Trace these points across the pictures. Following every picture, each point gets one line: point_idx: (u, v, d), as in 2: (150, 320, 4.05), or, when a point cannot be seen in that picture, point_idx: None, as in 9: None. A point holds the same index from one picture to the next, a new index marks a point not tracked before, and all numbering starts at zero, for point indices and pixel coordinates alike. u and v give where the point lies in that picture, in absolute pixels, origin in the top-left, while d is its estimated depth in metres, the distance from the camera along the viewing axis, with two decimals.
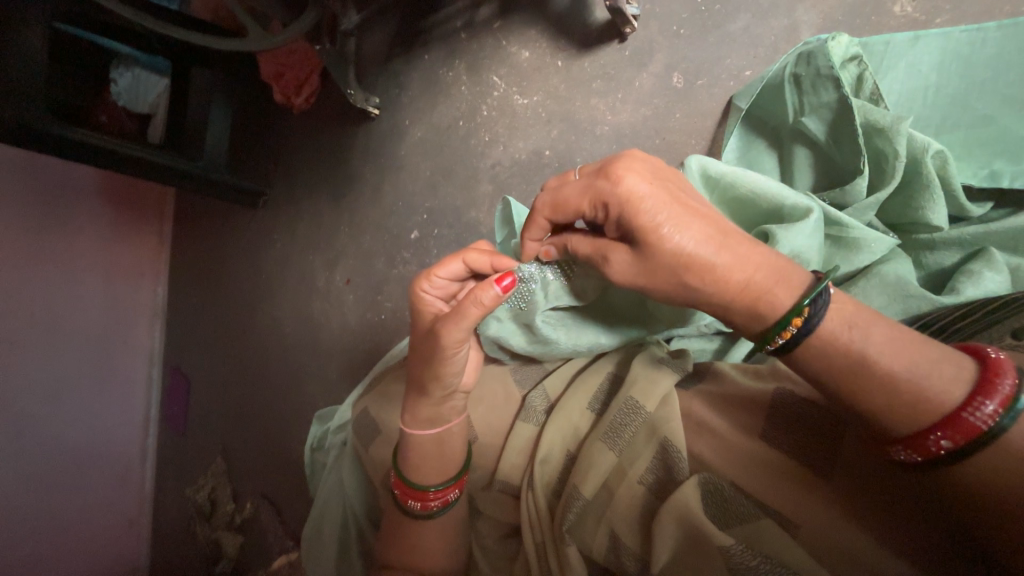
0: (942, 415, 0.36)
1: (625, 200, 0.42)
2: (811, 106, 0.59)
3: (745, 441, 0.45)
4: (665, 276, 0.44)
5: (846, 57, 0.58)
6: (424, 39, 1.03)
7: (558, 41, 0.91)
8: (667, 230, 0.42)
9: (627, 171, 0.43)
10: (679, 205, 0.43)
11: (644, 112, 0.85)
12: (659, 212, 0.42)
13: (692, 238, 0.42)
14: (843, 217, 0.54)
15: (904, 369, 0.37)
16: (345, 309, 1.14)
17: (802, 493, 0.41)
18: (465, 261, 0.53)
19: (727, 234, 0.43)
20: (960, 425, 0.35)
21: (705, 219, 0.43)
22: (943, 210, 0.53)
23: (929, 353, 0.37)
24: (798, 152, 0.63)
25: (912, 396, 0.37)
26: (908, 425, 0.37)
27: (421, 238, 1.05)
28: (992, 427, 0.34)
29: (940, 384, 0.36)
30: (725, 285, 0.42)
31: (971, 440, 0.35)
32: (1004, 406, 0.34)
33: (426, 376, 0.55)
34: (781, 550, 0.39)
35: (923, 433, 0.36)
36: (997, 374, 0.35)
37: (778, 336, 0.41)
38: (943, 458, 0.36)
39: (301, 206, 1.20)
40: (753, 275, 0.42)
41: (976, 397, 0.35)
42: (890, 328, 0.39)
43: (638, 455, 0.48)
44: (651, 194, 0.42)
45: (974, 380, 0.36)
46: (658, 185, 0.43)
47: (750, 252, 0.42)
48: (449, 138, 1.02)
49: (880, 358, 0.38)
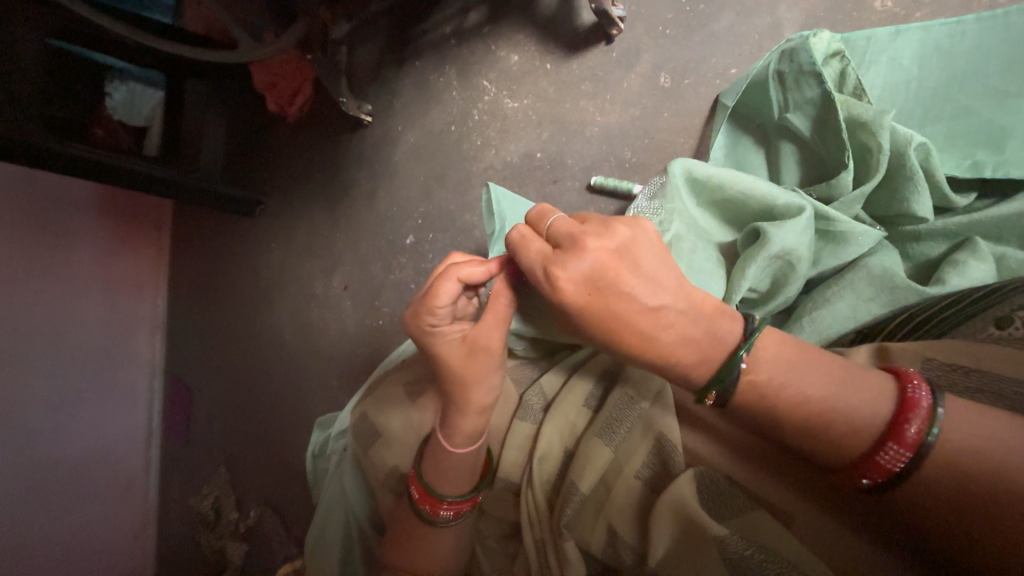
0: (859, 457, 0.38)
1: (560, 303, 0.44)
2: (795, 102, 0.60)
3: (736, 433, 0.46)
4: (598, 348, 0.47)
5: (829, 53, 0.59)
6: (414, 47, 1.04)
7: (547, 44, 0.92)
8: (597, 323, 0.43)
9: (565, 271, 0.43)
10: (619, 298, 0.42)
11: (632, 112, 0.86)
12: (589, 311, 0.43)
13: (623, 329, 0.43)
14: (831, 211, 0.54)
15: (817, 419, 0.40)
16: (343, 315, 1.15)
17: (791, 487, 0.42)
18: (458, 278, 0.53)
19: (663, 330, 0.42)
20: (878, 466, 0.37)
21: (646, 316, 0.42)
22: (928, 200, 0.54)
23: (846, 399, 0.39)
24: (785, 148, 0.63)
25: (832, 441, 0.39)
26: (835, 462, 0.40)
27: (416, 243, 1.06)
28: (904, 467, 0.37)
29: (857, 429, 0.39)
30: (655, 364, 0.44)
31: (887, 478, 0.37)
32: (911, 451, 0.36)
33: (469, 392, 0.55)
34: (775, 540, 0.39)
35: (848, 472, 0.39)
36: (906, 415, 0.37)
37: (705, 396, 0.44)
38: (870, 489, 0.38)
39: (297, 214, 1.21)
40: (686, 362, 0.43)
41: (888, 441, 0.37)
42: (812, 371, 0.41)
43: (634, 451, 0.49)
44: (579, 295, 0.43)
45: (888, 424, 0.38)
46: (599, 281, 0.42)
47: (685, 337, 0.42)
48: (442, 143, 1.03)
49: (797, 412, 0.40)
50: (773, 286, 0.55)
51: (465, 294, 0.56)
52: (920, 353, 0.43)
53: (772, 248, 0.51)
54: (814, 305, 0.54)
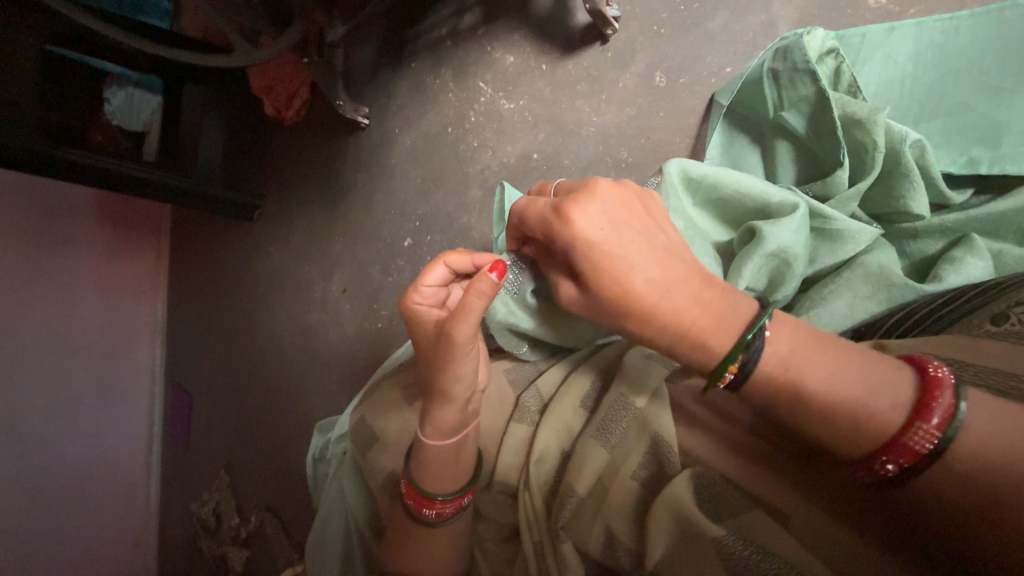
0: (884, 440, 0.36)
1: (574, 247, 0.43)
2: (790, 100, 0.60)
3: (734, 434, 0.45)
4: (607, 316, 0.45)
5: (823, 51, 0.58)
6: (410, 49, 1.04)
7: (542, 45, 0.92)
8: (612, 271, 0.42)
9: (580, 211, 0.42)
10: (634, 246, 0.42)
11: (628, 112, 0.86)
12: (605, 255, 0.42)
13: (636, 284, 0.42)
14: (826, 209, 0.54)
15: (842, 399, 0.37)
16: (342, 318, 1.15)
17: (790, 486, 0.42)
18: (446, 264, 0.54)
19: (676, 284, 0.42)
20: (903, 449, 0.35)
21: (660, 265, 0.42)
22: (924, 198, 0.53)
23: (869, 379, 0.37)
24: (780, 147, 0.63)
25: (855, 425, 0.37)
26: (856, 450, 0.37)
27: (414, 245, 1.06)
28: (934, 447, 0.34)
29: (880, 413, 0.37)
30: (669, 329, 0.42)
31: (913, 462, 0.35)
32: (941, 430, 0.34)
33: (437, 380, 0.54)
34: (771, 540, 0.39)
35: (868, 458, 0.37)
36: (933, 393, 0.35)
37: (724, 372, 0.41)
38: (893, 477, 0.36)
39: (295, 217, 1.21)
40: (692, 323, 0.42)
41: (915, 420, 0.35)
42: (831, 354, 0.39)
43: (630, 452, 0.48)
44: (597, 237, 0.42)
45: (912, 404, 0.36)
46: (611, 226, 0.42)
47: (698, 295, 0.42)
48: (439, 145, 1.03)
49: (821, 389, 0.38)
50: (771, 284, 0.55)
51: (457, 283, 0.57)
52: (916, 350, 0.42)
53: (767, 246, 0.51)
54: (811, 305, 0.54)
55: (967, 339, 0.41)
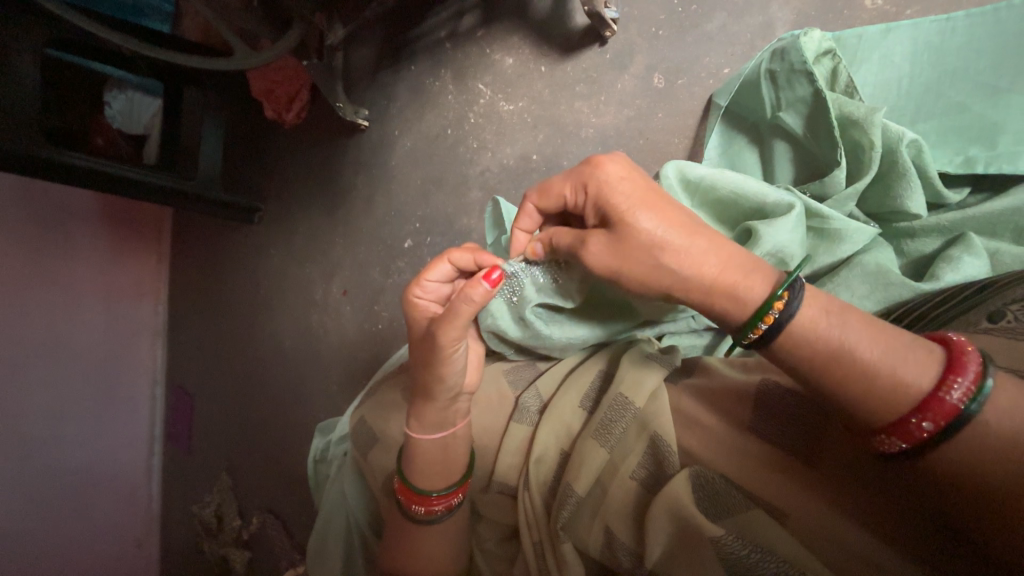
0: (920, 399, 0.36)
1: (604, 183, 0.45)
2: (788, 100, 0.60)
3: (734, 434, 0.45)
4: (641, 262, 0.45)
5: (819, 52, 0.59)
6: (409, 51, 1.05)
7: (541, 47, 0.92)
8: (640, 211, 0.44)
9: (607, 159, 0.47)
10: (656, 195, 0.46)
11: (626, 113, 0.86)
12: (632, 196, 0.45)
13: (666, 225, 0.44)
14: (823, 208, 0.55)
15: (878, 356, 0.37)
16: (343, 320, 1.15)
17: (794, 484, 0.42)
18: (451, 261, 0.55)
19: (700, 229, 0.45)
20: (940, 407, 0.35)
21: (683, 211, 0.45)
22: (921, 197, 0.54)
23: (897, 338, 0.38)
24: (778, 146, 0.63)
25: (892, 385, 0.37)
26: (892, 413, 0.37)
27: (414, 246, 1.06)
28: (965, 409, 0.34)
29: (913, 373, 0.37)
30: (702, 272, 0.44)
31: (951, 421, 0.35)
32: (976, 385, 0.34)
33: (423, 378, 0.55)
34: (773, 539, 0.39)
35: (905, 419, 0.36)
36: (963, 356, 0.36)
37: (760, 323, 0.41)
38: (930, 439, 0.35)
39: (296, 219, 1.21)
40: (726, 258, 0.44)
41: (948, 376, 0.35)
42: (857, 315, 0.40)
43: (628, 452, 0.49)
44: (626, 179, 0.45)
45: (944, 365, 0.36)
46: (636, 176, 0.46)
47: (721, 241, 0.44)
48: (438, 146, 1.03)
49: (857, 345, 0.38)
50: None
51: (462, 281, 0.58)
52: None
53: (764, 246, 0.52)
54: None
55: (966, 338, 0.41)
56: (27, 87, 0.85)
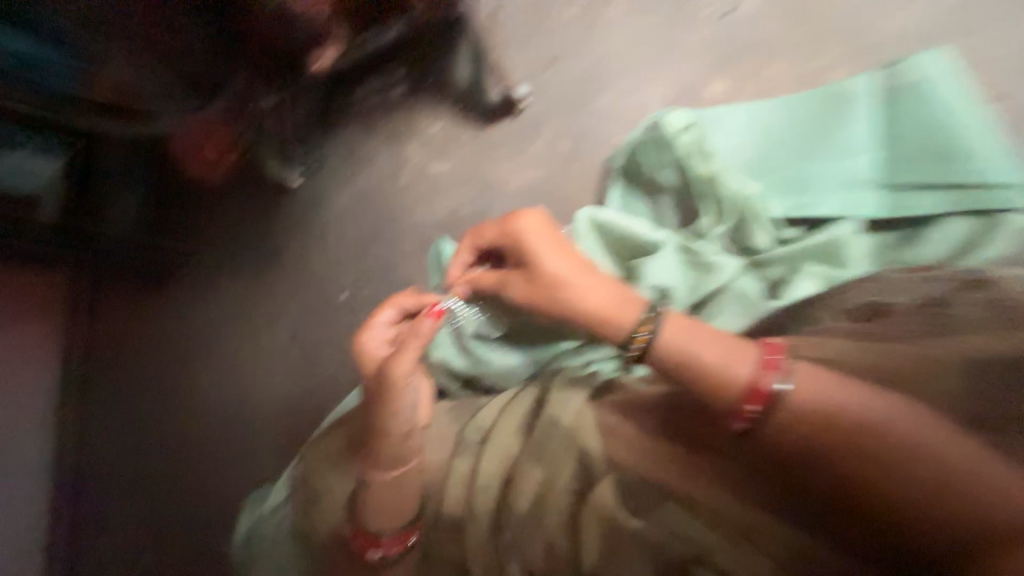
0: (746, 386, 0.47)
1: (521, 234, 0.60)
2: (663, 164, 0.76)
3: (644, 438, 0.51)
4: (545, 297, 0.58)
5: (684, 126, 0.75)
6: (342, 116, 1.12)
7: (465, 115, 1.05)
8: (545, 257, 0.59)
9: (524, 217, 0.62)
10: (558, 246, 0.60)
11: (542, 172, 0.99)
12: (541, 245, 0.59)
13: (564, 267, 0.58)
14: (699, 247, 0.69)
15: (712, 358, 0.50)
16: (275, 380, 1.11)
17: (696, 476, 0.47)
18: (396, 305, 0.65)
19: (590, 269, 0.59)
20: (758, 391, 0.46)
21: (579, 257, 0.59)
22: (765, 236, 0.69)
23: (725, 343, 0.50)
24: (662, 199, 0.78)
25: (725, 379, 0.48)
26: (727, 400, 0.48)
27: (351, 299, 1.08)
28: (775, 390, 0.46)
29: (739, 369, 0.48)
30: (590, 303, 0.57)
31: (766, 401, 0.46)
32: (777, 371, 0.46)
33: (377, 416, 0.60)
34: (678, 523, 0.46)
35: (739, 404, 0.47)
36: (769, 352, 0.48)
37: (635, 341, 0.54)
38: (758, 420, 0.46)
39: (222, 277, 1.18)
40: (609, 295, 0.56)
41: (760, 368, 0.47)
42: (701, 330, 0.52)
43: (561, 466, 0.54)
44: (537, 231, 0.60)
45: (759, 359, 0.48)
46: (545, 229, 0.60)
47: (603, 280, 0.58)
48: (373, 203, 1.09)
49: (698, 350, 0.51)
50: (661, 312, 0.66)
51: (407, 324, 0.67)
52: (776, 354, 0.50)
53: (648, 280, 0.67)
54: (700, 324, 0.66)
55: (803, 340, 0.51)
56: None
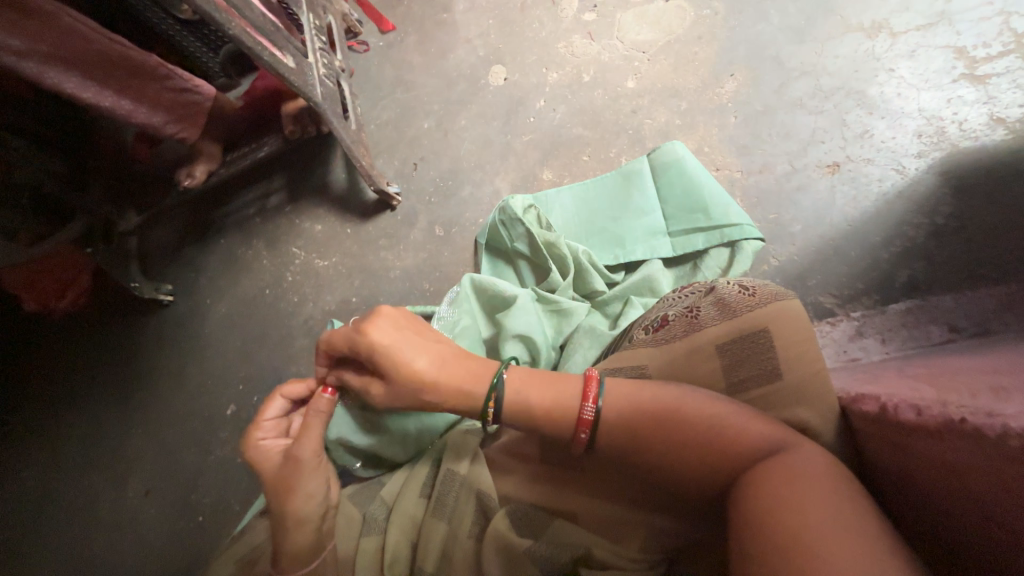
0: (576, 416, 0.55)
1: (373, 344, 0.59)
2: (516, 237, 0.92)
3: (526, 466, 0.61)
4: (413, 397, 0.59)
5: (526, 207, 0.93)
6: (216, 228, 1.14)
7: (344, 214, 1.14)
8: (409, 360, 0.58)
9: (374, 324, 0.59)
10: (417, 342, 0.60)
11: (423, 255, 1.11)
12: (400, 348, 0.59)
13: (426, 366, 0.58)
14: (555, 297, 0.84)
15: (545, 402, 0.56)
16: (147, 523, 0.97)
17: (571, 491, 0.58)
18: (283, 394, 0.67)
19: (450, 359, 0.60)
20: (585, 420, 0.54)
21: (435, 348, 0.60)
22: (602, 282, 0.87)
23: (553, 385, 0.57)
24: (522, 264, 0.93)
25: (558, 416, 0.56)
26: (567, 431, 0.56)
27: (239, 409, 1.03)
28: (595, 413, 0.54)
29: (566, 404, 0.56)
30: (456, 394, 0.59)
31: (592, 425, 0.54)
32: (595, 400, 0.54)
33: (286, 504, 0.59)
34: (565, 532, 0.55)
35: (575, 432, 0.55)
36: (587, 384, 0.56)
37: (488, 412, 0.58)
38: (591, 439, 0.55)
39: (73, 416, 1.04)
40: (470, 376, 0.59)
41: (584, 400, 0.55)
42: (535, 378, 0.59)
43: (462, 515, 0.60)
44: (392, 335, 0.59)
45: (582, 392, 0.56)
46: (399, 329, 0.60)
47: (465, 363, 0.60)
48: (257, 306, 1.09)
49: (536, 400, 0.57)
50: (533, 356, 0.79)
51: (298, 412, 0.69)
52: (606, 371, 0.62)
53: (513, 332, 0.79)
54: (565, 361, 0.79)
55: (617, 357, 0.63)
56: None
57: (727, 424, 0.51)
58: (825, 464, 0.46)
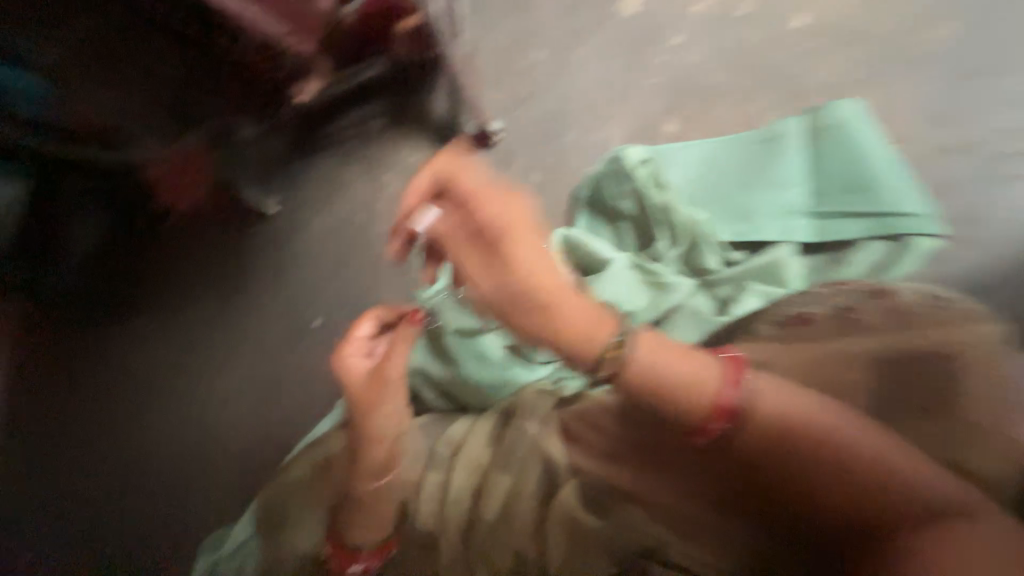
0: (710, 398, 0.51)
1: (493, 236, 0.61)
2: (623, 193, 0.83)
3: (599, 439, 0.58)
4: (511, 304, 0.60)
5: (640, 160, 0.83)
6: (319, 146, 1.16)
7: (440, 147, 1.10)
8: (519, 264, 0.60)
9: (494, 216, 0.62)
10: (533, 252, 0.61)
11: (513, 200, 1.05)
12: (516, 250, 0.60)
13: (531, 271, 0.60)
14: (656, 267, 0.76)
15: (676, 375, 0.52)
16: (241, 407, 1.09)
17: (649, 479, 0.55)
18: (371, 317, 0.68)
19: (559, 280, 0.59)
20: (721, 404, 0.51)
21: (547, 267, 0.60)
22: (715, 259, 0.76)
23: (689, 361, 0.53)
24: (623, 224, 0.84)
25: (688, 393, 0.52)
26: (695, 416, 0.52)
27: (324, 323, 1.09)
28: (743, 407, 0.50)
29: (696, 384, 0.52)
30: (560, 317, 0.57)
31: (733, 416, 0.51)
32: (734, 384, 0.51)
33: (368, 420, 0.62)
34: (630, 518, 0.54)
35: (705, 420, 0.51)
36: (734, 367, 0.53)
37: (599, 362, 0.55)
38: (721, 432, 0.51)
39: (188, 304, 1.16)
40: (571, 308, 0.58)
41: (723, 383, 0.51)
42: (670, 347, 0.54)
43: (528, 473, 0.58)
44: (511, 235, 0.61)
45: (720, 378, 0.52)
46: (517, 233, 0.62)
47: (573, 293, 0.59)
48: (348, 229, 1.12)
49: (665, 367, 0.52)
50: None
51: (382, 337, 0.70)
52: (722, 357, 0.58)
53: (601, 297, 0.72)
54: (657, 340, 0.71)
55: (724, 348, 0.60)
56: None
57: (883, 455, 0.47)
58: (974, 528, 0.43)
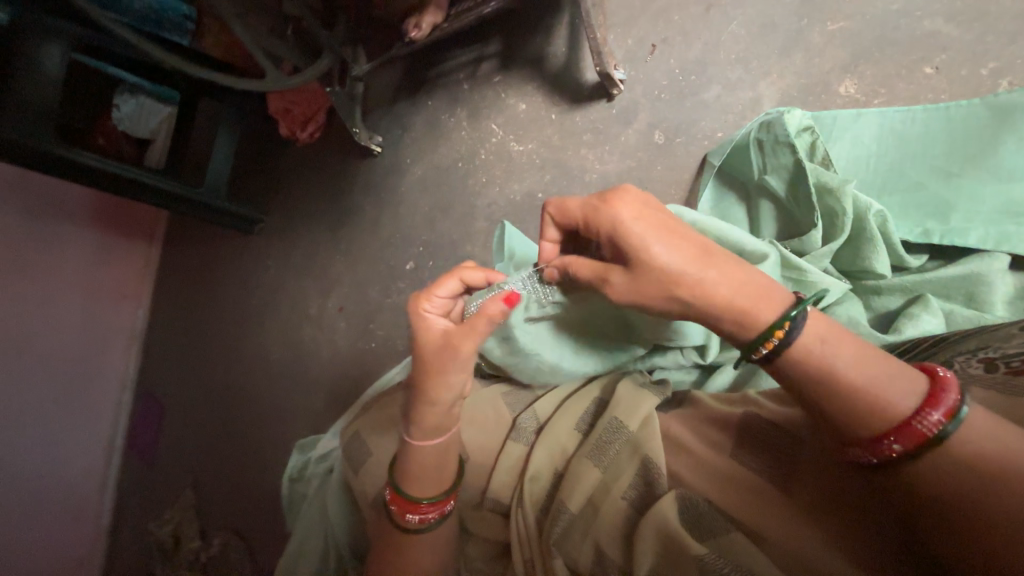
0: None
1: None
2: (773, 166, 0.68)
3: (711, 456, 0.50)
4: None
5: (800, 127, 0.67)
6: (428, 87, 1.12)
7: (553, 96, 1.01)
8: None
9: None
10: None
11: (628, 163, 0.94)
12: None
13: None
14: (803, 262, 0.61)
15: None
16: (336, 335, 1.17)
17: (776, 507, 0.45)
18: (461, 278, 0.60)
19: None
20: None
21: None
22: (886, 260, 0.61)
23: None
24: (764, 205, 0.72)
25: None
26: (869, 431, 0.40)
27: (416, 269, 1.11)
28: (936, 434, 0.38)
29: None
30: None
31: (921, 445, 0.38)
32: None
33: (428, 381, 0.57)
34: (750, 558, 0.43)
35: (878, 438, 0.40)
36: (943, 389, 0.38)
37: None
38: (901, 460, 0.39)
39: (300, 233, 1.24)
40: (743, 277, 0.46)
41: None
42: None
43: (621, 471, 0.53)
44: None
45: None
46: None
47: None
48: (449, 177, 1.10)
49: None
50: None
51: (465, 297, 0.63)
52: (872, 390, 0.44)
53: None
54: None
55: None
56: (46, 81, 0.88)
57: None
58: None
